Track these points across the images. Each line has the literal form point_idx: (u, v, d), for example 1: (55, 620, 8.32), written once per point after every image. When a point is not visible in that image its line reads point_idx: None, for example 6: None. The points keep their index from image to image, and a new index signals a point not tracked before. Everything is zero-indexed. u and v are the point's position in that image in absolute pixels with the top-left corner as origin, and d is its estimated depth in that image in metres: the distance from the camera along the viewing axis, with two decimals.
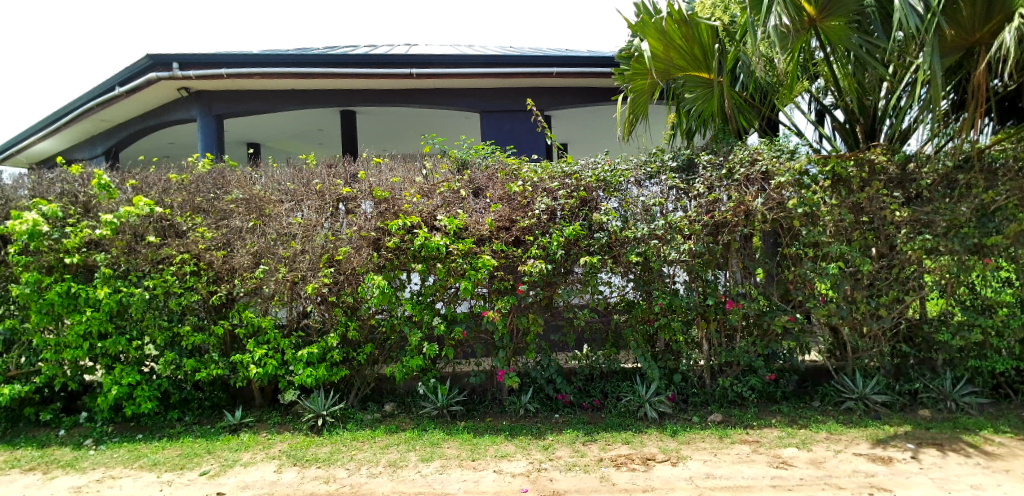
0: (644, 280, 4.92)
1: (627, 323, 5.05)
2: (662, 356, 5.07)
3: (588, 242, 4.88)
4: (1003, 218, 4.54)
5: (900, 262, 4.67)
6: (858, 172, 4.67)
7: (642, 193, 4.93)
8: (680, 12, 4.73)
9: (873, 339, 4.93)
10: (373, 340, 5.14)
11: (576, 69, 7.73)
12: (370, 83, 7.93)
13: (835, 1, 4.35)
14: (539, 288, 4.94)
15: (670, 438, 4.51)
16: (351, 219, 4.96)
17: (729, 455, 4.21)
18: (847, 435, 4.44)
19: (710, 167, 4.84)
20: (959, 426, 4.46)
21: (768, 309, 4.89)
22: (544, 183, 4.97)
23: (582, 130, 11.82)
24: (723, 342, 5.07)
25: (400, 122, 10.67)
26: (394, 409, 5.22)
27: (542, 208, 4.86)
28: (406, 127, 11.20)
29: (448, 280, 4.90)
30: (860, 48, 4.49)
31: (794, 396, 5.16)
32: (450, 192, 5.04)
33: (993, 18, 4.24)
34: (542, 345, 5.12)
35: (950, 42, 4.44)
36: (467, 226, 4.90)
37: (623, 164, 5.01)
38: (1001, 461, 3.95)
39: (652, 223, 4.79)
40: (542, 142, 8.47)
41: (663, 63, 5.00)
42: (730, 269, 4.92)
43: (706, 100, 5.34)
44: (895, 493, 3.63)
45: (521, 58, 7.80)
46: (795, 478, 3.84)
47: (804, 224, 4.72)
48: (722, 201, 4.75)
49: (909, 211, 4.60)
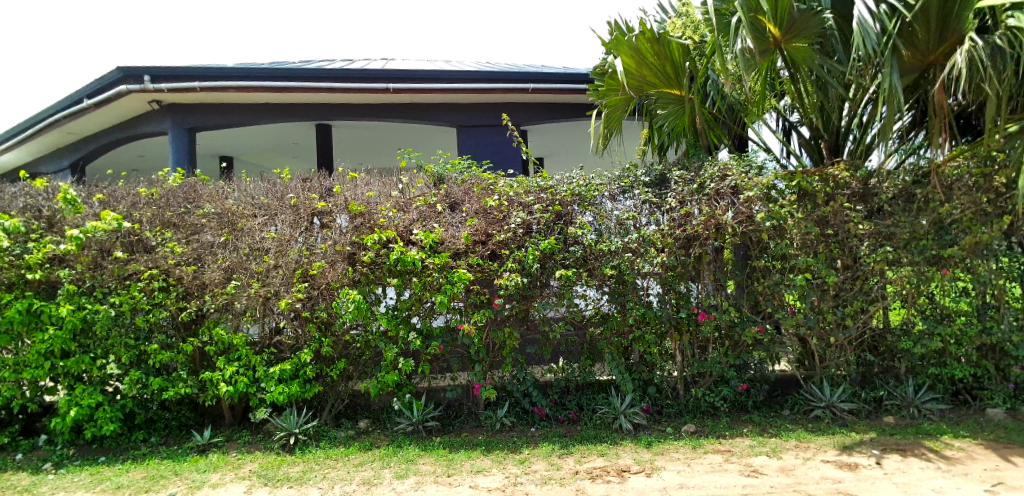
0: (619, 292, 5.01)
1: (602, 335, 5.13)
2: (636, 367, 5.15)
3: (564, 256, 5.00)
4: (959, 230, 4.60)
5: (864, 273, 4.75)
6: (822, 186, 4.76)
7: (616, 207, 5.04)
8: (652, 31, 4.84)
9: (840, 348, 5.00)
10: (347, 356, 5.14)
11: (555, 85, 7.79)
12: (344, 98, 7.87)
13: (799, 23, 4.53)
14: (515, 302, 5.04)
15: (645, 450, 4.60)
16: (327, 234, 4.96)
17: (702, 464, 4.30)
18: (815, 443, 4.56)
19: (682, 182, 4.96)
20: (922, 432, 4.57)
21: (739, 320, 5.01)
22: (520, 197, 5.05)
23: (557, 144, 11.83)
24: (695, 353, 5.15)
25: (377, 136, 10.66)
26: (368, 425, 5.20)
27: (518, 222, 4.94)
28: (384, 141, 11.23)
29: (424, 295, 4.96)
30: (823, 69, 4.66)
31: (765, 405, 5.22)
32: (426, 206, 5.07)
33: (946, 41, 4.37)
34: (518, 358, 5.19)
35: (907, 63, 4.54)
36: (444, 240, 4.95)
37: (597, 178, 5.11)
38: (959, 465, 4.10)
39: (625, 237, 4.92)
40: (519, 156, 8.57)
41: (637, 80, 5.10)
42: (702, 281, 5.02)
43: (679, 115, 5.36)
44: None
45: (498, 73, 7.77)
46: (766, 486, 3.95)
47: (772, 237, 4.84)
48: (693, 215, 4.88)
49: (871, 224, 4.68)
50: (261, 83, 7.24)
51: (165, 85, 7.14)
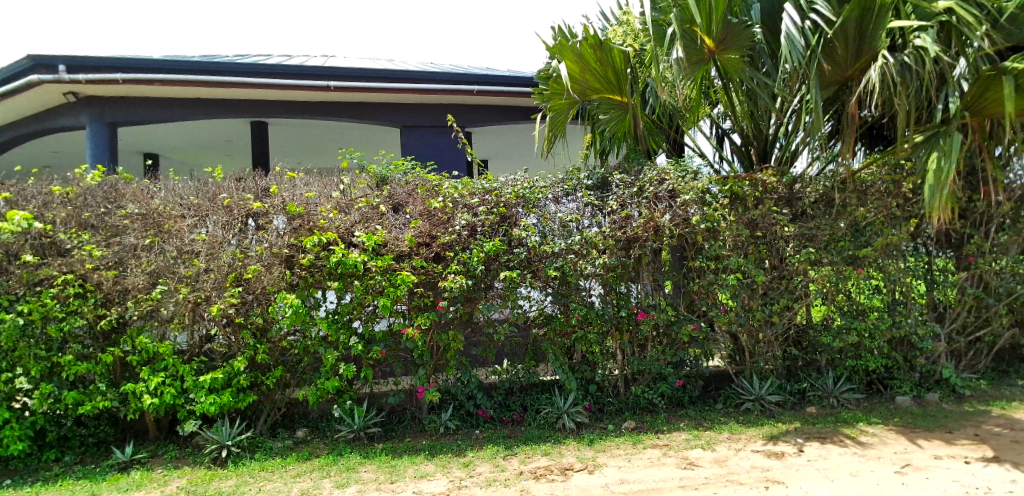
0: (562, 293, 5.10)
1: (545, 336, 5.19)
2: (579, 367, 5.25)
3: (509, 257, 5.00)
4: (872, 233, 4.97)
5: (789, 273, 5.07)
6: (752, 190, 5.01)
7: (559, 210, 5.14)
8: (595, 37, 4.94)
9: (769, 344, 5.25)
10: (284, 363, 4.96)
11: (499, 88, 7.81)
12: (277, 94, 7.56)
13: (732, 35, 4.79)
14: (459, 304, 5.00)
15: (587, 447, 4.69)
16: (262, 236, 4.74)
17: (642, 459, 4.44)
18: (746, 434, 4.80)
19: (623, 186, 5.13)
20: (841, 420, 4.91)
21: (677, 318, 5.20)
22: (465, 199, 5.05)
23: (499, 146, 11.83)
24: (635, 351, 5.28)
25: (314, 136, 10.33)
26: (307, 434, 5.03)
27: (462, 224, 4.94)
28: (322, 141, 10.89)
29: (366, 298, 4.85)
30: (753, 81, 4.94)
31: (700, 400, 5.45)
32: (368, 207, 4.97)
33: (861, 58, 4.73)
34: (463, 361, 5.17)
35: (828, 77, 4.88)
36: (387, 242, 4.87)
37: (541, 181, 5.20)
38: (873, 450, 4.44)
39: (569, 239, 5.00)
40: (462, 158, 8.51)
41: (580, 85, 5.20)
42: (641, 282, 5.18)
43: (620, 121, 5.56)
44: (787, 485, 3.99)
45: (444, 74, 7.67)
46: (701, 478, 4.13)
47: (706, 239, 5.06)
48: (633, 217, 5.04)
49: (796, 226, 4.99)
50: (183, 75, 6.84)
51: (83, 76, 6.65)
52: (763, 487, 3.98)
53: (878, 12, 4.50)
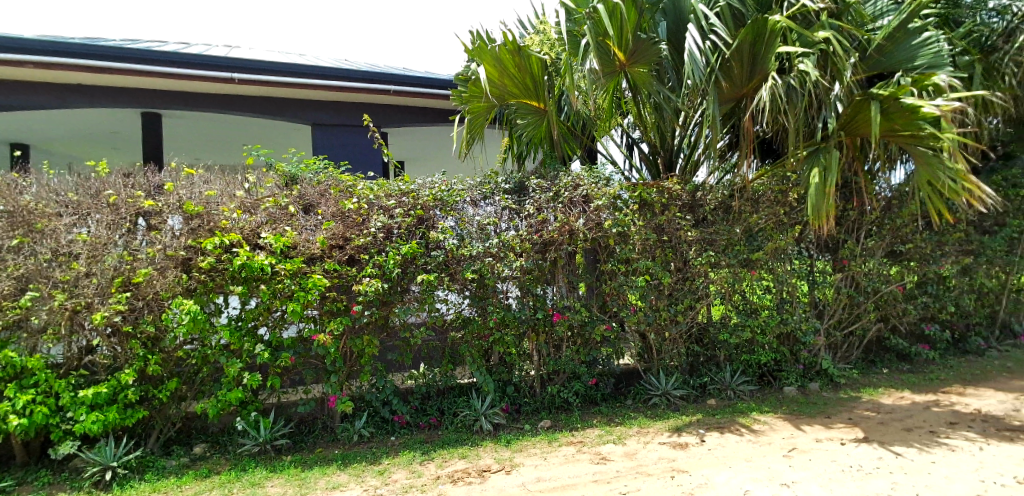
0: (479, 296, 5.13)
1: (463, 339, 5.20)
2: (496, 369, 5.32)
3: (425, 260, 4.98)
4: (763, 238, 5.47)
5: (692, 275, 5.41)
6: (659, 197, 5.31)
7: (477, 213, 5.15)
8: (513, 43, 5.05)
9: (674, 342, 5.60)
10: (180, 374, 4.61)
11: (414, 89, 7.66)
12: (167, 84, 6.93)
13: (641, 50, 5.06)
14: (374, 308, 4.89)
15: (504, 448, 4.74)
16: (154, 236, 4.38)
17: (557, 457, 4.56)
18: (653, 427, 5.07)
19: (539, 190, 5.23)
20: (737, 411, 5.31)
21: (590, 319, 5.39)
22: (381, 200, 4.94)
23: (414, 148, 11.56)
24: (550, 352, 5.41)
25: (212, 131, 9.70)
26: (206, 450, 4.70)
27: (378, 227, 4.82)
28: (222, 137, 10.25)
29: (273, 304, 4.60)
30: (660, 94, 5.24)
31: (611, 397, 5.68)
32: (276, 208, 4.73)
33: (754, 78, 5.15)
34: (377, 367, 5.07)
35: (725, 93, 5.25)
36: (297, 244, 4.68)
37: (459, 184, 5.16)
38: (764, 436, 4.85)
39: (486, 241, 5.05)
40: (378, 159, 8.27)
41: (498, 89, 5.31)
42: (557, 284, 5.32)
43: (537, 127, 5.69)
44: (690, 473, 4.26)
45: (357, 71, 7.39)
46: (613, 471, 4.31)
47: (617, 243, 5.28)
48: (549, 221, 5.17)
49: (698, 231, 5.34)
50: (56, 59, 6.15)
51: None
52: (669, 477, 4.22)
53: (769, 35, 4.93)
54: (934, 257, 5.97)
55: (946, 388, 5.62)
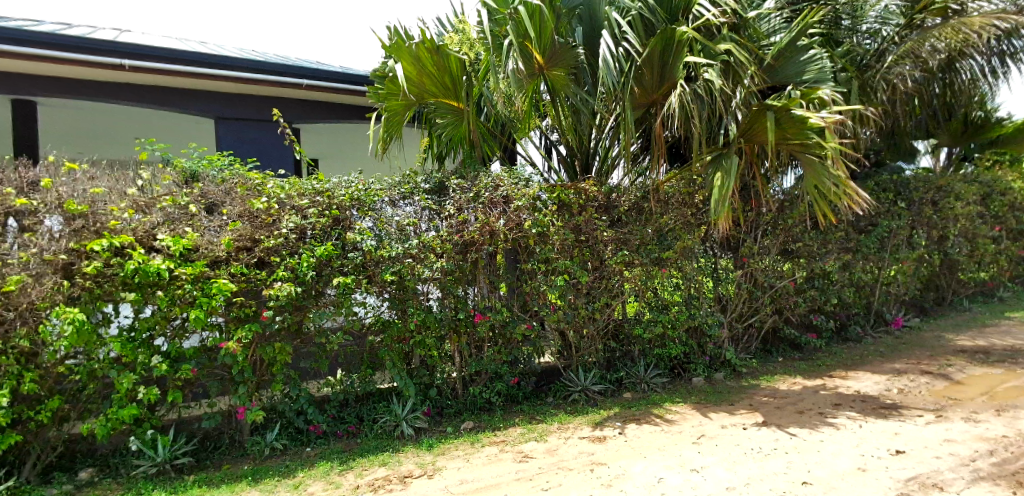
0: (399, 298, 5.01)
1: (382, 343, 5.06)
2: (417, 372, 5.23)
3: (342, 262, 4.77)
4: (674, 237, 5.78)
5: (608, 274, 5.60)
6: (577, 198, 5.45)
7: (395, 213, 5.03)
8: (432, 41, 5.02)
9: (591, 338, 5.78)
10: (61, 392, 4.14)
11: (327, 84, 7.39)
12: (39, 67, 6.20)
13: (558, 54, 5.20)
14: (286, 314, 4.64)
15: (426, 452, 4.67)
16: (28, 239, 3.96)
17: (480, 458, 4.56)
18: (573, 422, 5.20)
19: (459, 191, 5.20)
20: (651, 403, 5.57)
21: (511, 318, 5.43)
22: (293, 200, 4.70)
23: (327, 145, 11.05)
24: (472, 352, 5.42)
25: (94, 122, 8.83)
26: (94, 475, 4.24)
27: (290, 227, 4.58)
28: (106, 129, 9.36)
29: (172, 311, 4.25)
30: (577, 97, 5.41)
31: (532, 395, 5.76)
32: (174, 207, 4.40)
33: (665, 84, 5.41)
34: (290, 375, 4.80)
35: (638, 99, 5.49)
36: (198, 247, 4.35)
37: (376, 184, 5.02)
38: (676, 425, 5.11)
39: (406, 242, 4.93)
40: (290, 156, 7.99)
41: (416, 87, 5.25)
42: (478, 285, 5.32)
43: (456, 127, 5.70)
44: (609, 465, 4.41)
45: (264, 64, 7.00)
46: (535, 468, 4.37)
47: (537, 243, 5.35)
48: (470, 222, 5.14)
49: (613, 232, 5.55)
50: None
51: None
52: (589, 470, 4.35)
53: (676, 46, 5.20)
54: (819, 254, 6.59)
55: (831, 373, 6.19)
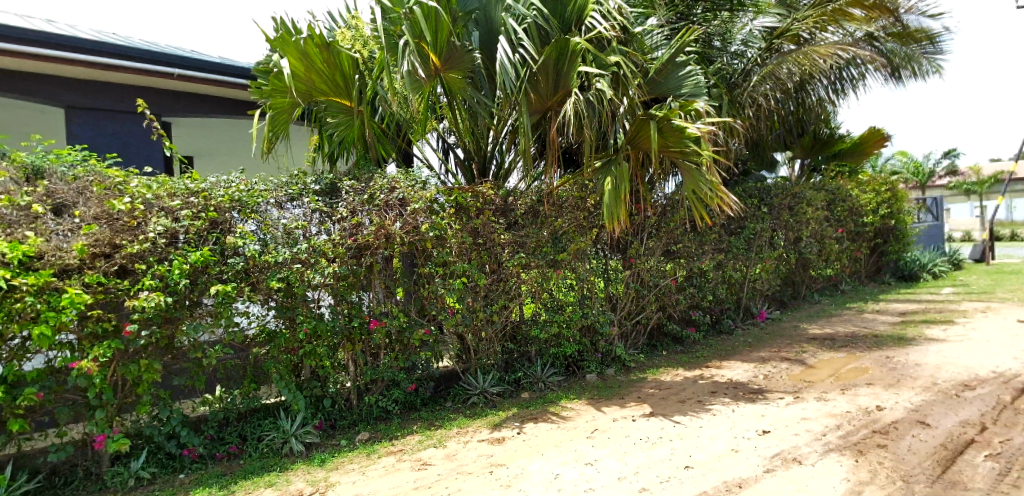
0: (287, 306, 4.70)
1: (268, 355, 4.71)
2: (307, 384, 4.94)
3: (220, 269, 4.40)
4: (567, 239, 5.99)
5: (506, 276, 5.66)
6: (474, 201, 5.45)
7: (282, 215, 4.72)
8: (321, 37, 4.79)
9: (490, 340, 5.80)
10: None
11: (204, 75, 6.91)
12: None
13: (454, 57, 5.21)
14: (154, 327, 4.14)
15: (318, 468, 4.43)
16: None
17: (376, 469, 4.41)
18: (472, 426, 5.20)
19: (352, 192, 5.04)
20: (547, 401, 5.71)
21: (408, 324, 5.31)
22: (163, 201, 4.30)
23: (202, 141, 10.10)
24: (367, 361, 5.22)
25: None
26: None
27: (157, 232, 4.14)
28: None
29: (9, 329, 3.66)
30: (474, 100, 5.45)
31: (431, 400, 5.68)
32: (11, 210, 3.89)
33: (558, 92, 5.57)
34: (159, 395, 4.34)
35: (533, 105, 5.64)
36: (43, 254, 3.82)
37: (261, 185, 4.74)
38: (571, 422, 5.29)
39: (294, 247, 4.63)
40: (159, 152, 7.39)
41: (304, 84, 5.02)
42: (373, 290, 5.14)
43: (348, 126, 5.57)
44: (507, 466, 4.46)
45: (130, 49, 6.42)
46: (433, 475, 4.31)
47: (434, 246, 5.30)
48: (364, 225, 4.95)
49: (510, 235, 5.64)
50: None
51: None
52: (487, 472, 4.36)
53: (570, 55, 5.34)
54: (697, 254, 7.17)
55: (708, 364, 6.74)
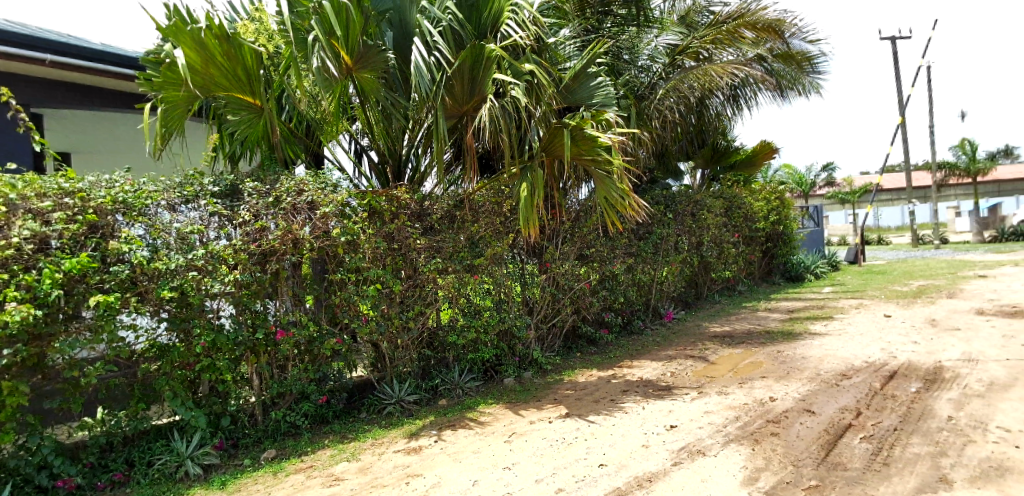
0: (181, 317, 4.31)
1: (158, 372, 4.33)
2: (205, 401, 4.59)
3: (101, 278, 3.98)
4: (484, 244, 5.99)
5: (421, 282, 5.55)
6: (389, 205, 5.29)
7: (176, 218, 4.35)
8: (221, 28, 4.42)
9: (405, 348, 5.66)
10: None
11: (80, 63, 6.29)
12: None
13: (367, 56, 5.06)
14: (18, 345, 3.67)
15: (218, 492, 4.09)
16: None
17: (284, 488, 4.14)
18: (387, 437, 5.03)
19: (256, 194, 4.71)
20: (465, 407, 5.64)
21: (318, 334, 5.06)
22: (30, 201, 3.81)
23: (81, 137, 9.13)
24: (273, 373, 4.92)
25: None
26: None
27: (22, 236, 3.69)
28: None
29: None
30: (387, 101, 5.32)
31: (344, 412, 5.44)
32: None
33: (474, 97, 5.57)
34: (26, 421, 3.85)
35: (448, 109, 5.59)
36: None
37: (151, 185, 4.34)
38: (488, 427, 5.26)
39: (189, 253, 4.28)
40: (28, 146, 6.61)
41: (201, 78, 4.61)
42: (279, 298, 4.83)
43: (252, 124, 5.15)
44: (424, 476, 4.35)
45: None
46: (347, 491, 4.11)
47: (346, 251, 5.03)
48: (269, 229, 4.66)
49: (426, 239, 5.54)
50: None
51: None
52: (404, 484, 4.23)
53: (486, 62, 5.35)
54: (608, 258, 7.40)
55: (620, 363, 6.97)
